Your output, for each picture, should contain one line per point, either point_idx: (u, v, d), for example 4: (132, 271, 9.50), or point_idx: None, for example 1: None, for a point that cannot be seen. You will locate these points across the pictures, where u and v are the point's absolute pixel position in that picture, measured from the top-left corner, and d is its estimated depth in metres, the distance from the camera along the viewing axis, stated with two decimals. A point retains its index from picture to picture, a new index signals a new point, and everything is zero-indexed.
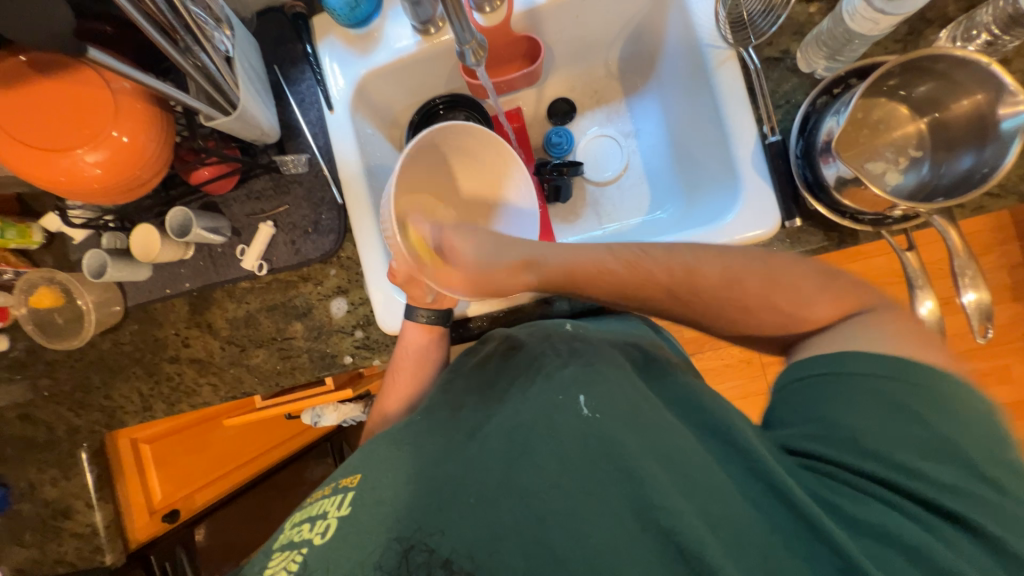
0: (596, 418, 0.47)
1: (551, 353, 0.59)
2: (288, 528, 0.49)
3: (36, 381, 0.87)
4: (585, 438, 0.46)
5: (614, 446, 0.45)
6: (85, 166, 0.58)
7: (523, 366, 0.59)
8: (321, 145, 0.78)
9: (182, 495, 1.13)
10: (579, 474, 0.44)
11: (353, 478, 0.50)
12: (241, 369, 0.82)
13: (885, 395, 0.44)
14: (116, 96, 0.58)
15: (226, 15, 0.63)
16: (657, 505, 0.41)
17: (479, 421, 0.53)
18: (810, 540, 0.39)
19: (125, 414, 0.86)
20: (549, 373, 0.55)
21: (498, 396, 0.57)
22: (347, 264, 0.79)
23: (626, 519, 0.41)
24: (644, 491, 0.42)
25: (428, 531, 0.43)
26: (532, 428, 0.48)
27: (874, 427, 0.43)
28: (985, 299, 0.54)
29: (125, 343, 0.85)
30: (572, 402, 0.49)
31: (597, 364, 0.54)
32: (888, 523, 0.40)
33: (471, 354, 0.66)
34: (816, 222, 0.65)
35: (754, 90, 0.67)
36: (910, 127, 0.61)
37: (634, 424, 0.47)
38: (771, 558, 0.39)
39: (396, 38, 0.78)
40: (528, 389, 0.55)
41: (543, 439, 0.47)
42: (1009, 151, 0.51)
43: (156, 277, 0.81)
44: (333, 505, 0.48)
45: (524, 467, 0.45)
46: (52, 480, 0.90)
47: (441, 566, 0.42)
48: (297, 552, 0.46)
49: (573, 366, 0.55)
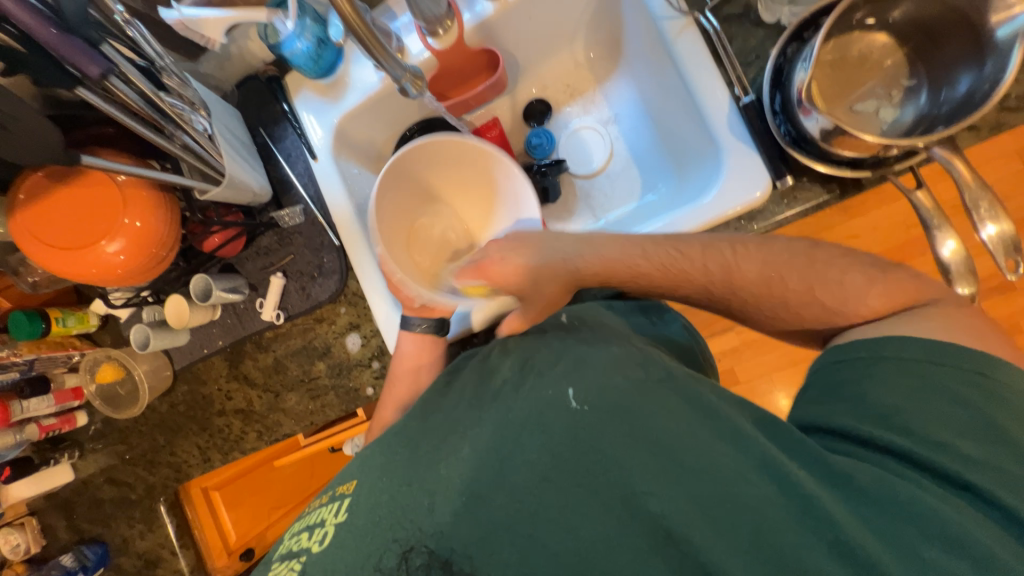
0: (584, 410, 0.45)
1: (543, 350, 0.57)
2: (288, 538, 0.52)
3: (114, 448, 0.97)
4: (574, 433, 0.44)
5: (602, 443, 0.43)
6: (109, 256, 0.65)
7: (515, 367, 0.55)
8: (312, 194, 0.83)
9: (255, 533, 1.29)
10: (564, 470, 0.43)
11: (349, 486, 0.52)
12: (279, 414, 0.87)
13: (915, 377, 0.46)
14: (123, 189, 0.64)
15: (199, 98, 0.67)
16: (642, 492, 0.41)
17: (472, 421, 0.52)
18: (806, 518, 0.39)
19: (189, 468, 0.95)
20: (541, 370, 0.52)
21: (493, 390, 0.55)
22: (354, 300, 0.83)
23: (616, 509, 0.41)
24: (628, 480, 0.42)
25: (427, 532, 0.44)
26: (521, 427, 0.46)
27: (902, 406, 0.45)
28: (1008, 229, 0.49)
29: (179, 403, 0.93)
30: (561, 396, 0.47)
31: (588, 358, 0.51)
32: (892, 490, 0.40)
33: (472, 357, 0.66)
34: (812, 176, 0.61)
35: (718, 53, 0.64)
36: (898, 55, 0.56)
37: (626, 413, 0.44)
38: (762, 534, 0.39)
39: (362, 79, 0.81)
40: (518, 386, 0.52)
41: (533, 436, 0.45)
42: (1009, 62, 0.45)
43: (194, 339, 0.88)
44: (330, 512, 0.50)
45: (512, 466, 0.44)
46: (140, 534, 1.01)
47: (441, 568, 0.42)
48: (295, 560, 0.48)
49: (563, 362, 0.52)
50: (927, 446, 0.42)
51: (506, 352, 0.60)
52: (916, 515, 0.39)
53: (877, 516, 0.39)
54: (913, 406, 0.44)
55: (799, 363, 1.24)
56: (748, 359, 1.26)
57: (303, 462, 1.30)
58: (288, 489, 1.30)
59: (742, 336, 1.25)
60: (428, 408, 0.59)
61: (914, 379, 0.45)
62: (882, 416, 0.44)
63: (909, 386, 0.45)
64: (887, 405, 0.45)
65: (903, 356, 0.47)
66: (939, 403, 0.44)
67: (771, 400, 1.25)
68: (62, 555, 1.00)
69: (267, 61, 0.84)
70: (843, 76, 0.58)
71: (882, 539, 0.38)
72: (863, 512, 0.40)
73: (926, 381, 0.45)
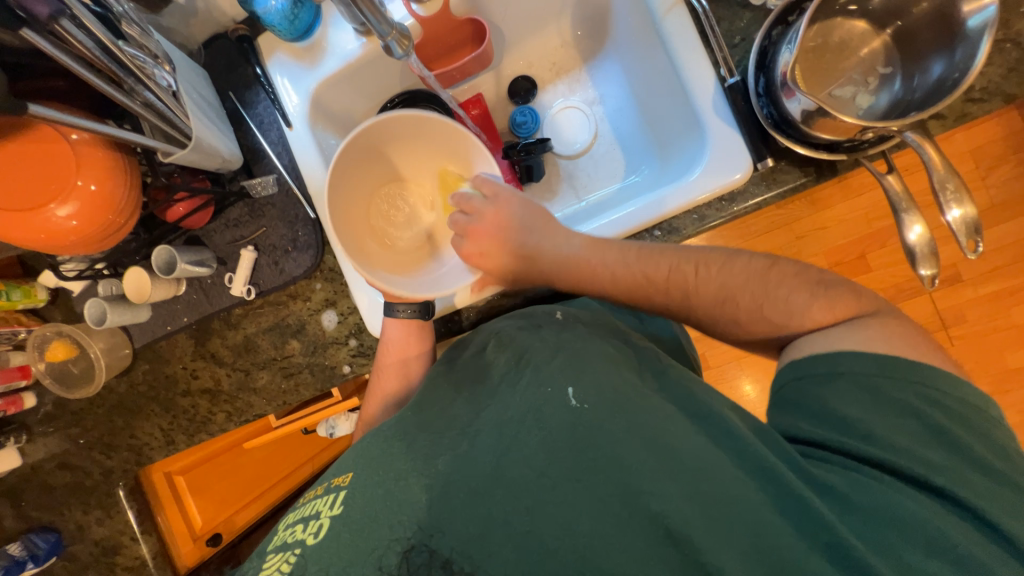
0: (584, 408, 0.47)
1: (539, 343, 0.57)
2: (283, 529, 0.51)
3: (68, 431, 0.91)
4: (574, 429, 0.46)
5: (602, 438, 0.45)
6: (59, 220, 0.60)
7: (512, 361, 0.57)
8: (285, 164, 0.79)
9: (222, 518, 1.24)
10: (562, 464, 0.44)
11: (345, 477, 0.51)
12: (249, 393, 0.84)
13: (872, 383, 0.47)
14: (76, 149, 0.59)
15: (163, 50, 0.62)
16: (643, 492, 0.42)
17: (469, 418, 0.52)
18: (803, 520, 0.41)
19: (152, 450, 0.90)
20: (537, 365, 0.53)
21: (489, 386, 0.55)
22: (330, 276, 0.80)
23: (615, 506, 0.42)
24: (630, 480, 0.42)
25: (427, 531, 0.44)
26: (522, 422, 0.48)
27: (877, 415, 0.46)
28: (971, 212, 0.51)
29: (140, 383, 0.88)
30: (561, 394, 0.49)
31: (584, 354, 0.53)
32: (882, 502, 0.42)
33: (461, 349, 0.67)
34: (791, 160, 0.63)
35: (706, 33, 0.64)
36: (875, 42, 0.58)
37: (624, 412, 0.46)
38: (760, 536, 0.40)
39: (342, 44, 0.78)
40: (516, 380, 0.53)
41: (531, 433, 0.47)
42: (979, 50, 0.47)
43: (155, 316, 0.83)
44: (326, 504, 0.49)
45: (513, 461, 0.46)
46: (97, 520, 0.96)
47: (441, 567, 0.43)
48: (290, 553, 0.47)
49: (561, 357, 0.53)
50: (894, 452, 0.44)
51: (498, 351, 0.60)
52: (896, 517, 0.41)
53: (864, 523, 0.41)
54: (884, 416, 0.46)
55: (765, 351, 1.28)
56: (717, 346, 1.30)
57: (274, 445, 1.27)
58: (260, 472, 1.27)
59: None
60: (421, 403, 0.58)
61: (854, 399, 0.47)
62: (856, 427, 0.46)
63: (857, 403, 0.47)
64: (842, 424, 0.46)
65: None
66: (886, 412, 0.46)
67: (738, 386, 1.30)
68: (8, 544, 0.94)
69: (238, 20, 0.79)
70: (824, 61, 0.60)
71: (874, 546, 0.40)
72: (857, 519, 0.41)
73: (881, 393, 0.47)
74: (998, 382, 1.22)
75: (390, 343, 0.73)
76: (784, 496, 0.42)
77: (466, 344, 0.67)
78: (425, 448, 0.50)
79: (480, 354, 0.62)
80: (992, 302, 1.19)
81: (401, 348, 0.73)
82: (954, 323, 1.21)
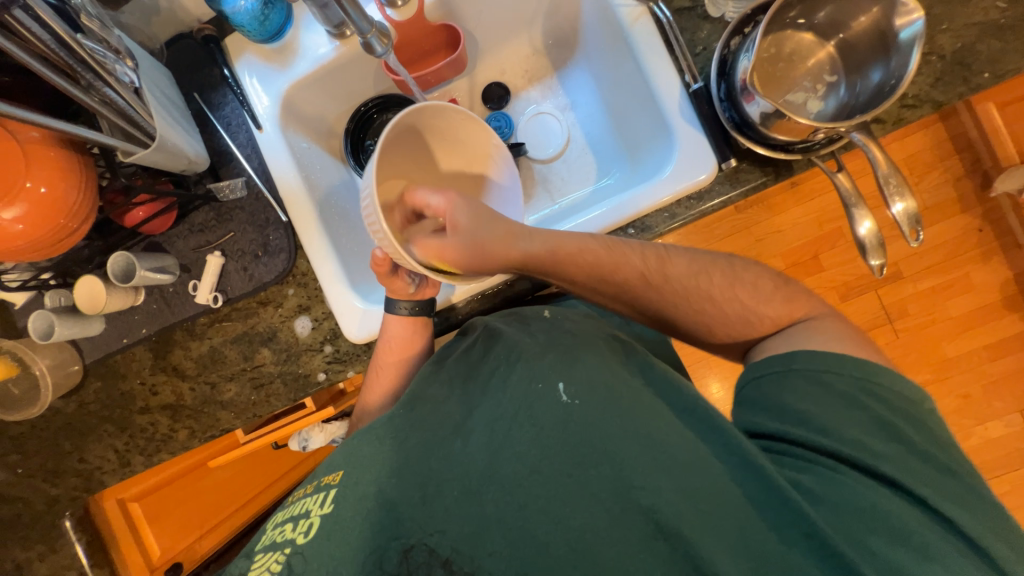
0: (575, 404, 0.47)
1: (528, 340, 0.57)
2: (271, 528, 0.50)
3: (5, 459, 0.83)
4: (566, 424, 0.46)
5: (594, 432, 0.45)
6: (4, 224, 0.55)
7: (503, 356, 0.56)
8: (255, 166, 0.77)
9: (185, 545, 1.16)
10: (556, 462, 0.45)
11: (336, 475, 0.50)
12: (216, 407, 0.79)
13: (844, 373, 0.50)
14: (24, 147, 0.56)
15: (125, 46, 0.60)
16: (637, 486, 0.43)
17: (461, 415, 0.52)
18: (783, 510, 0.42)
19: (104, 475, 0.83)
20: (529, 360, 0.53)
21: (480, 382, 0.55)
22: (304, 281, 0.78)
23: (608, 502, 0.42)
24: (624, 475, 0.43)
25: (427, 531, 0.44)
26: (513, 418, 0.48)
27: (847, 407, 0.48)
28: (912, 206, 0.57)
29: (90, 403, 0.81)
30: (552, 390, 0.49)
31: (574, 349, 0.54)
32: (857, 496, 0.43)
33: (455, 345, 0.66)
34: (751, 160, 0.67)
35: (671, 41, 0.68)
36: (821, 53, 0.64)
37: (615, 405, 0.47)
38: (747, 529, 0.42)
39: (314, 46, 0.77)
40: (506, 375, 0.53)
41: (523, 429, 0.47)
42: (911, 59, 0.53)
43: (111, 328, 0.78)
44: (316, 503, 0.49)
45: (506, 459, 0.46)
46: (39, 556, 0.87)
47: (441, 566, 0.43)
48: (280, 552, 0.47)
49: (552, 353, 0.53)
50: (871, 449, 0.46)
51: (489, 349, 0.59)
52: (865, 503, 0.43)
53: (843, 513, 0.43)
54: (853, 406, 0.48)
55: None
56: (688, 346, 1.34)
57: (239, 464, 1.19)
58: (223, 495, 1.19)
59: None
60: (412, 397, 0.57)
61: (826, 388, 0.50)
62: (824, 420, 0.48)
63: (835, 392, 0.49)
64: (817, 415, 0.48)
65: None
66: (857, 404, 0.49)
67: (707, 384, 1.34)
68: None
69: (204, 20, 0.77)
70: (777, 69, 0.65)
71: (848, 536, 0.41)
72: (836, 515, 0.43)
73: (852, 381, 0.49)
74: (939, 370, 1.32)
75: (391, 342, 0.72)
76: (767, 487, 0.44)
77: (459, 341, 0.66)
78: (414, 447, 0.50)
79: (467, 352, 0.61)
80: (931, 296, 1.29)
81: (402, 345, 0.72)
82: (898, 317, 1.30)
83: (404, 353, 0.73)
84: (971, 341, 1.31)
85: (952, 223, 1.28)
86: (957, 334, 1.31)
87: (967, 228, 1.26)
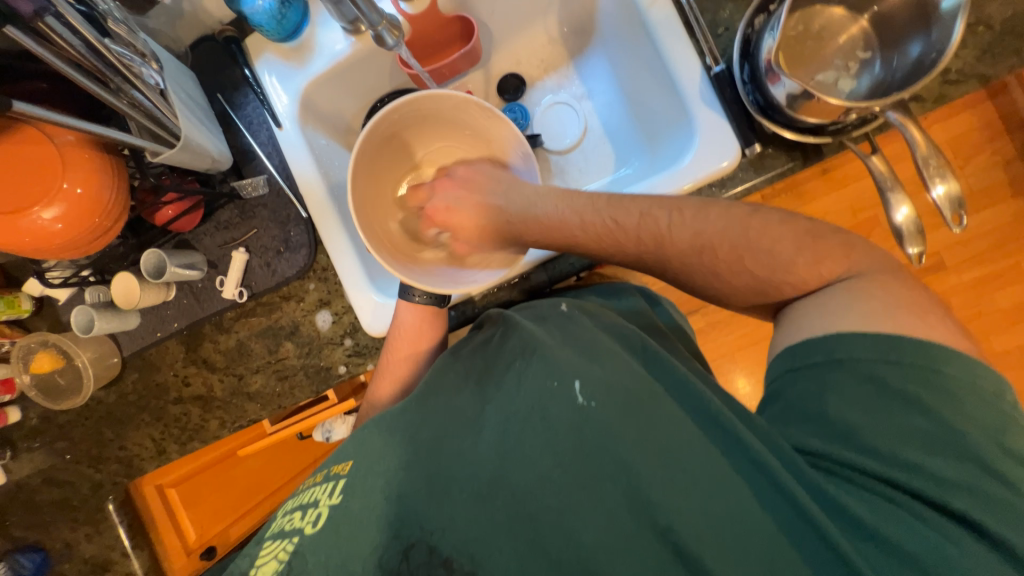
0: (591, 407, 0.47)
1: (545, 335, 0.57)
2: (281, 516, 0.51)
3: (54, 445, 0.88)
4: (581, 430, 0.46)
5: (608, 439, 0.45)
6: (45, 223, 0.58)
7: (519, 349, 0.56)
8: (276, 164, 0.79)
9: (218, 530, 1.23)
10: (571, 470, 0.45)
11: (344, 466, 0.50)
12: (243, 398, 0.82)
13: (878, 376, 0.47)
14: (62, 150, 0.58)
15: (150, 49, 0.62)
16: (654, 503, 0.42)
17: (474, 410, 0.52)
18: (800, 529, 0.42)
19: (142, 461, 0.87)
20: (546, 355, 0.53)
21: (496, 377, 0.55)
22: (324, 276, 0.80)
23: (624, 517, 0.43)
24: (640, 489, 0.43)
25: (430, 528, 0.45)
26: (526, 418, 0.48)
27: (878, 415, 0.46)
28: (954, 188, 0.53)
29: (128, 393, 0.85)
30: (568, 390, 0.48)
31: (592, 349, 0.54)
32: (879, 525, 0.42)
33: (469, 339, 0.66)
34: (777, 145, 0.64)
35: (691, 23, 0.66)
36: (853, 29, 0.60)
37: (635, 414, 0.47)
38: (761, 551, 0.41)
39: (330, 43, 0.78)
40: (522, 370, 0.53)
41: (536, 431, 0.47)
42: (953, 31, 0.49)
43: (145, 322, 0.82)
44: (324, 493, 0.49)
45: (517, 462, 0.46)
46: (86, 537, 0.93)
47: (443, 565, 0.43)
48: (287, 542, 0.47)
49: (570, 351, 0.53)
50: (902, 468, 0.44)
51: (504, 342, 0.59)
52: (885, 528, 0.42)
53: (867, 534, 0.42)
54: (885, 413, 0.46)
55: (758, 343, 1.28)
56: (712, 340, 1.30)
57: (268, 454, 1.25)
58: (254, 483, 1.25)
59: (706, 317, 1.29)
60: (427, 391, 0.57)
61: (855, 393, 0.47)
62: (847, 432, 0.46)
63: (865, 394, 0.47)
64: (842, 422, 0.46)
65: (876, 311, 0.48)
66: (889, 411, 0.46)
67: (732, 380, 1.30)
68: None
69: (225, 22, 0.79)
70: (805, 48, 0.62)
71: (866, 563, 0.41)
72: (861, 543, 0.42)
73: (883, 386, 0.47)
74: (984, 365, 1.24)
75: (404, 332, 0.73)
76: (783, 504, 0.43)
77: (474, 335, 0.66)
78: (425, 441, 0.50)
79: (482, 347, 0.61)
80: (978, 287, 1.22)
81: (415, 334, 0.73)
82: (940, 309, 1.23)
83: (422, 343, 0.73)
84: (1021, 335, 1.23)
85: (1002, 209, 1.19)
86: (1006, 328, 1.23)
87: (1020, 213, 1.18)
